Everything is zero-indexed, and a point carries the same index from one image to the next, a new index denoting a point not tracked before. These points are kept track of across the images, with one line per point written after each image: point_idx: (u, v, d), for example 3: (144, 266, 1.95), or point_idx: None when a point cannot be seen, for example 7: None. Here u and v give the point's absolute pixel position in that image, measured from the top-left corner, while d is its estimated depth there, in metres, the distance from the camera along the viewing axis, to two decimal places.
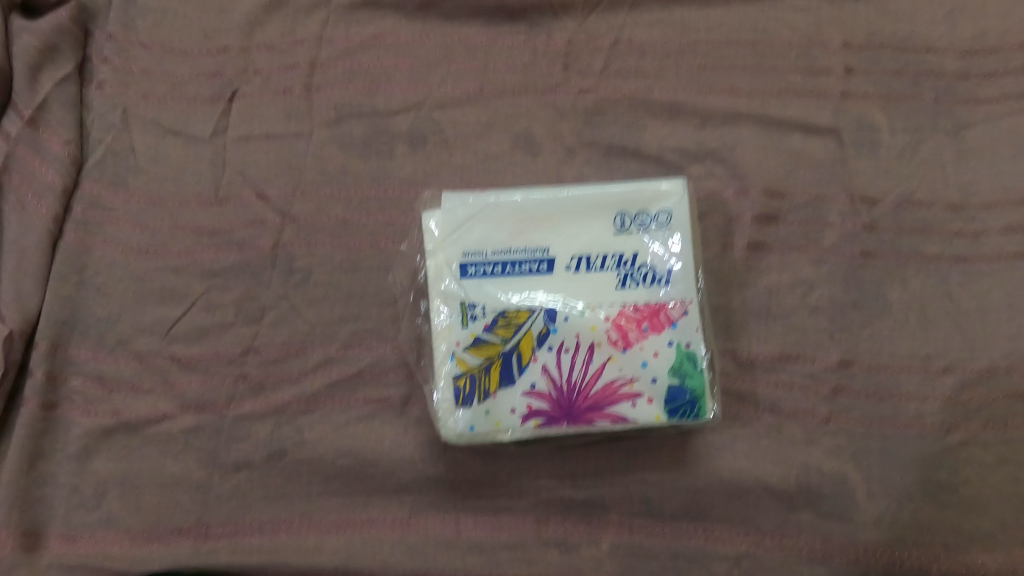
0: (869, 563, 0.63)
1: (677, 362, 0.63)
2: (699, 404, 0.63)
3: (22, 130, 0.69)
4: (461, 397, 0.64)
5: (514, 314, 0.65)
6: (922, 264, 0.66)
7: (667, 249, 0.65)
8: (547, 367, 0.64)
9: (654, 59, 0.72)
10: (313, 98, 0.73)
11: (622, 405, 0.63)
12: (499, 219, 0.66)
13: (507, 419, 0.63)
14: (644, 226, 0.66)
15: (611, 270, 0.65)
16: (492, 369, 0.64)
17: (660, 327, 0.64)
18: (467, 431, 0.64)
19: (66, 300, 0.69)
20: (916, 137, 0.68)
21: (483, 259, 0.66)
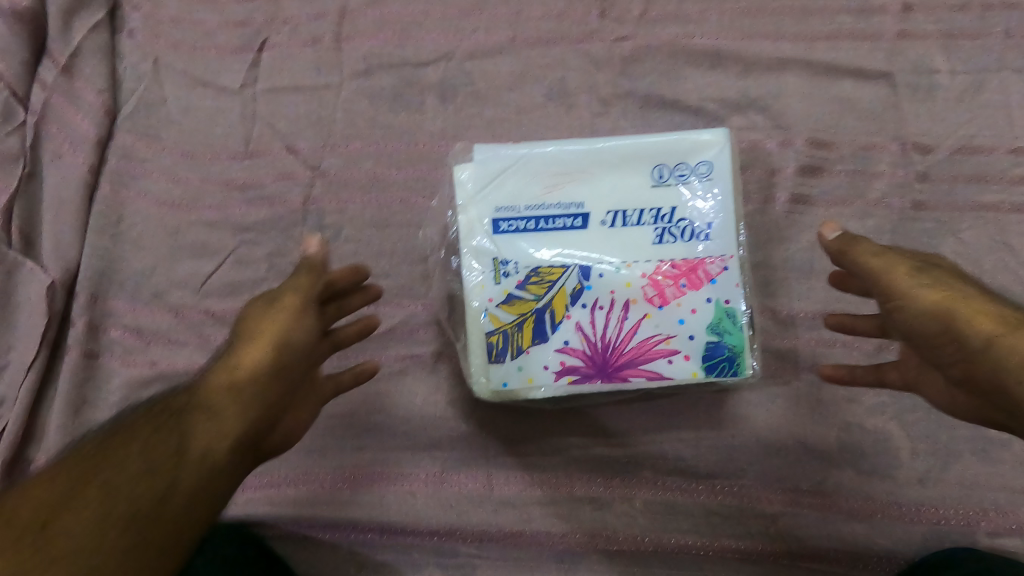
0: (913, 522, 0.62)
1: (716, 319, 0.60)
2: (739, 361, 0.60)
3: (58, 80, 0.69)
4: (493, 353, 0.61)
5: (548, 271, 0.61)
6: (979, 214, 0.63)
7: (706, 203, 0.62)
8: (581, 325, 0.61)
9: (695, 3, 0.69)
10: (343, 49, 0.72)
11: (659, 362, 0.60)
12: (532, 173, 0.63)
13: (540, 376, 0.61)
14: (683, 178, 0.62)
15: (649, 225, 0.62)
16: (524, 326, 0.61)
17: (699, 284, 0.61)
18: (500, 388, 0.61)
19: (104, 252, 0.69)
20: (976, 80, 0.65)
21: (515, 214, 0.62)
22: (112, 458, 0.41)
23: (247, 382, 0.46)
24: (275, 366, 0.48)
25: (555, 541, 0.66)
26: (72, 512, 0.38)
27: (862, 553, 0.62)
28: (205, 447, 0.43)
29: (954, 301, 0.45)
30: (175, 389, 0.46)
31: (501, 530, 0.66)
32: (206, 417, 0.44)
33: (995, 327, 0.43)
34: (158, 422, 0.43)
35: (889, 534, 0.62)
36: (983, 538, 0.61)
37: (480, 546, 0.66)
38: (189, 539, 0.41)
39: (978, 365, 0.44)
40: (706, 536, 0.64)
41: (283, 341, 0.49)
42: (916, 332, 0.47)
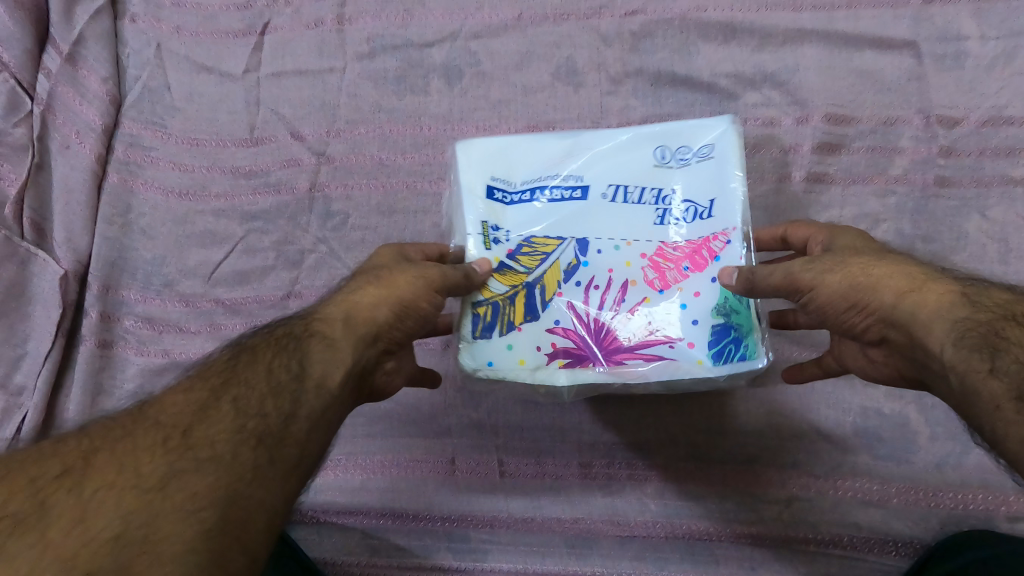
0: (932, 507, 0.60)
1: (723, 301, 0.51)
2: (749, 346, 0.50)
3: (63, 68, 0.68)
4: (478, 327, 0.51)
5: (542, 241, 0.53)
6: (1007, 190, 0.60)
7: (715, 188, 0.53)
8: (574, 304, 0.52)
9: None
10: (346, 30, 0.71)
11: (661, 346, 0.51)
12: (528, 142, 0.55)
13: (530, 358, 0.51)
14: (688, 161, 0.54)
15: (650, 206, 0.53)
16: (515, 302, 0.52)
17: (703, 264, 0.52)
18: (484, 367, 0.51)
19: (113, 242, 0.70)
20: (1009, 46, 0.61)
21: (510, 186, 0.54)
22: (239, 379, 0.43)
23: (367, 324, 0.47)
24: (394, 319, 0.49)
25: (566, 527, 0.65)
26: (208, 425, 0.40)
27: (879, 540, 0.60)
28: (321, 374, 0.44)
29: (853, 279, 0.46)
30: (299, 316, 0.48)
31: (511, 516, 0.66)
32: (324, 346, 0.45)
33: (897, 286, 0.45)
34: (282, 348, 0.45)
35: (907, 520, 0.60)
36: (1004, 524, 0.59)
37: (490, 533, 0.65)
38: (312, 464, 0.43)
39: (891, 323, 0.45)
40: (718, 522, 0.63)
41: (413, 301, 0.49)
42: (827, 311, 0.48)
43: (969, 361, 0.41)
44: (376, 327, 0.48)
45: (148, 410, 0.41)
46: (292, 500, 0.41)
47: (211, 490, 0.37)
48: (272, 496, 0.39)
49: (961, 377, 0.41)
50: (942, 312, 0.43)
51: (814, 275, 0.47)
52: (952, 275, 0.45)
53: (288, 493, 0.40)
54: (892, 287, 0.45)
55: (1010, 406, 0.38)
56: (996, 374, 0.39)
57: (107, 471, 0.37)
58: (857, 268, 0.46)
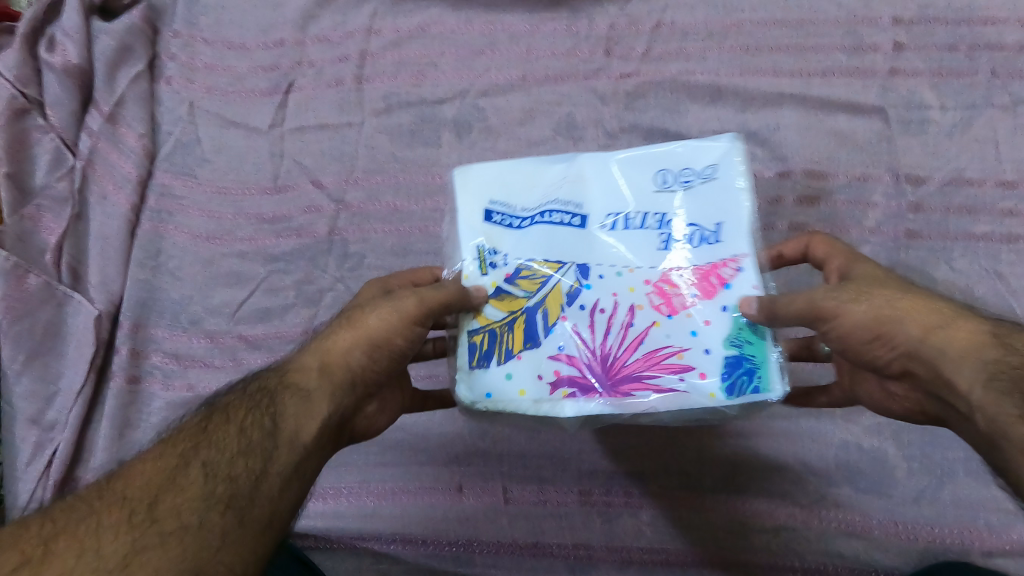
0: (911, 538, 0.64)
1: (735, 328, 0.48)
2: (764, 378, 0.46)
3: (103, 127, 0.75)
4: (474, 356, 0.49)
5: (541, 264, 0.51)
6: (970, 244, 0.65)
7: (721, 212, 0.51)
8: (578, 329, 0.48)
9: (696, 41, 0.73)
10: (364, 89, 0.77)
11: (671, 375, 0.47)
12: (526, 168, 0.54)
13: (529, 387, 0.47)
14: (692, 184, 0.52)
15: (652, 231, 0.51)
16: (513, 329, 0.49)
17: (713, 291, 0.49)
18: (481, 398, 0.48)
19: (144, 283, 0.74)
20: (967, 113, 0.67)
21: (509, 212, 0.53)
22: (209, 440, 0.44)
23: (342, 369, 0.49)
24: (369, 362, 0.50)
25: (567, 553, 0.69)
26: (176, 494, 0.41)
27: (862, 568, 0.64)
28: (295, 428, 0.46)
29: (881, 311, 0.47)
30: (272, 367, 0.49)
31: (516, 542, 0.70)
32: (298, 399, 0.47)
33: (925, 322, 0.46)
34: (255, 402, 0.46)
35: (887, 549, 0.64)
36: (977, 555, 0.63)
37: (495, 558, 0.69)
38: (285, 519, 0.44)
39: (916, 358, 0.47)
40: (711, 549, 0.67)
41: (387, 342, 0.50)
42: (849, 341, 0.49)
43: (998, 403, 0.43)
44: (350, 372, 0.49)
45: (115, 482, 0.42)
46: (261, 562, 0.42)
47: (177, 563, 0.39)
48: (241, 560, 0.41)
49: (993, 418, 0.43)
50: (972, 353, 0.44)
51: (841, 305, 0.48)
52: (978, 313, 0.47)
53: (257, 555, 0.42)
54: (921, 322, 0.46)
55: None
56: None
57: (68, 555, 0.38)
58: (884, 300, 0.47)
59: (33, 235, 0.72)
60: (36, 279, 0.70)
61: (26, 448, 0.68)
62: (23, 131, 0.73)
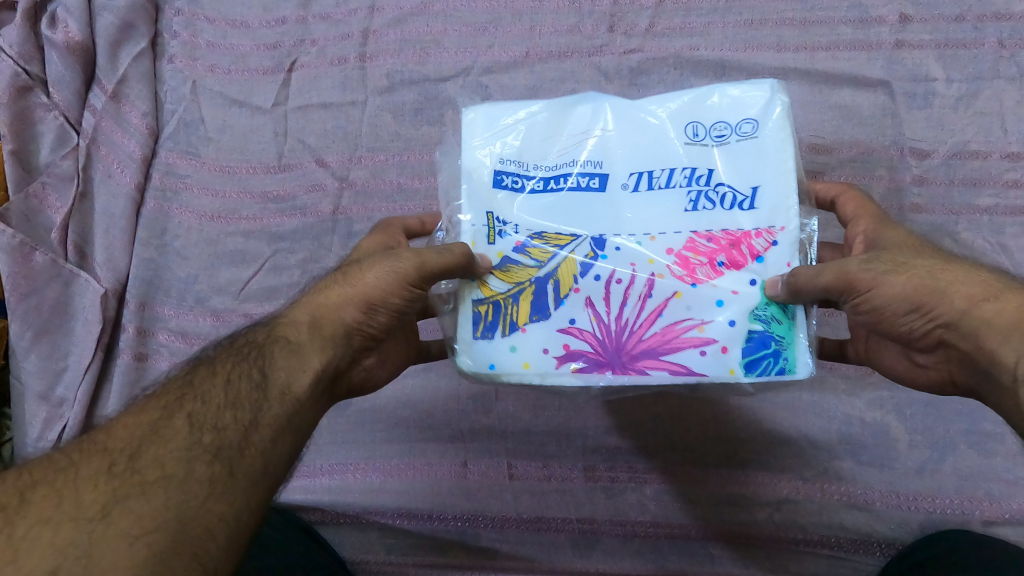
0: (912, 510, 0.65)
1: (762, 303, 0.46)
2: (789, 358, 0.46)
3: (107, 105, 0.75)
4: (478, 328, 0.48)
5: (554, 236, 0.49)
6: (974, 217, 0.65)
7: (761, 168, 0.48)
8: (592, 301, 0.48)
9: (700, 16, 0.72)
10: (367, 67, 0.77)
11: (688, 350, 0.46)
12: (541, 122, 0.51)
13: (535, 360, 0.47)
14: (726, 137, 0.49)
15: (681, 189, 0.49)
16: (523, 302, 0.48)
17: (741, 262, 0.47)
18: (485, 370, 0.48)
19: (149, 262, 0.75)
20: (972, 87, 0.67)
21: (524, 172, 0.50)
22: (196, 392, 0.43)
23: (335, 323, 0.47)
24: (363, 317, 0.48)
25: (571, 527, 0.69)
26: (159, 445, 0.40)
27: (864, 541, 0.65)
28: (286, 381, 0.44)
29: (920, 282, 0.43)
30: (262, 322, 0.48)
31: (521, 516, 0.70)
32: (290, 352, 0.45)
33: (968, 293, 0.42)
34: (244, 355, 0.45)
35: (889, 521, 0.65)
36: (978, 526, 0.64)
37: (500, 532, 0.70)
38: (280, 470, 0.42)
39: (957, 329, 0.43)
40: (714, 522, 0.68)
41: (381, 296, 0.48)
42: (884, 313, 0.45)
43: None
44: (343, 325, 0.48)
45: (97, 435, 0.41)
46: (253, 516, 0.40)
47: (161, 512, 0.37)
48: (229, 511, 0.39)
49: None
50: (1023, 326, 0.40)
51: (877, 277, 0.44)
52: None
53: (247, 506, 0.40)
54: (964, 293, 0.42)
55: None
56: None
57: (46, 506, 0.37)
58: (923, 269, 0.44)
59: (38, 213, 0.72)
60: (43, 257, 0.70)
61: (35, 424, 0.69)
62: (26, 108, 0.73)
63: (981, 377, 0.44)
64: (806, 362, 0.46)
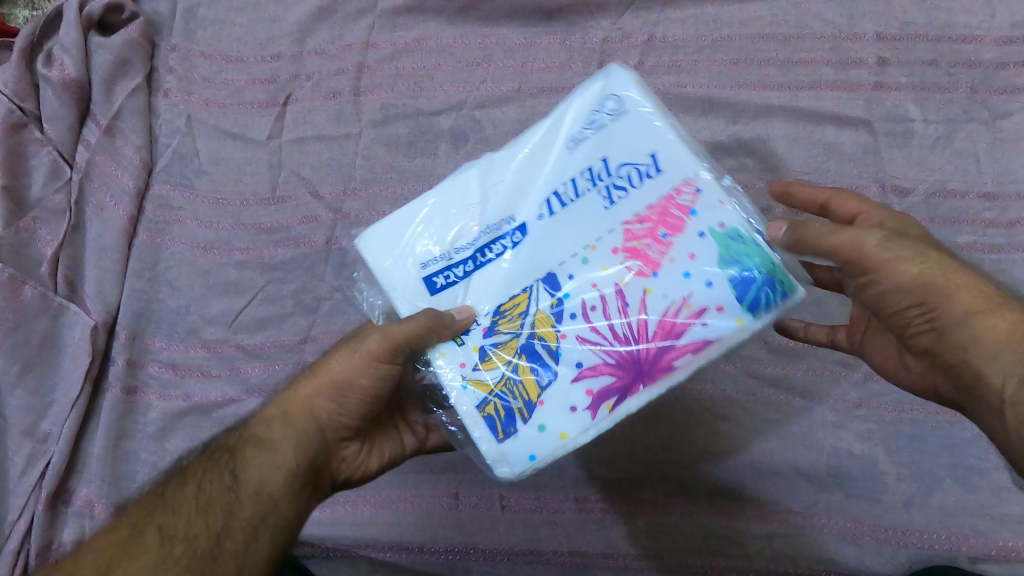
0: (900, 545, 0.65)
1: (722, 249, 0.47)
2: (778, 280, 0.46)
3: (101, 139, 0.75)
4: (497, 431, 0.46)
5: (512, 304, 0.49)
6: (955, 254, 0.67)
7: (641, 136, 0.49)
8: (583, 337, 0.47)
9: (688, 55, 0.74)
10: (360, 101, 0.78)
11: (694, 332, 0.46)
12: (435, 211, 0.52)
13: (570, 423, 0.46)
14: (595, 127, 0.50)
15: (593, 192, 0.49)
16: (520, 375, 0.47)
17: (681, 223, 0.47)
18: (527, 464, 0.46)
19: (141, 293, 0.74)
20: (949, 127, 0.69)
21: (450, 262, 0.50)
22: (166, 505, 0.45)
23: (304, 415, 0.50)
24: (332, 405, 0.51)
25: (564, 560, 0.69)
26: (130, 565, 0.43)
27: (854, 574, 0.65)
28: (258, 482, 0.47)
29: (931, 277, 0.45)
30: (234, 425, 0.51)
31: (513, 548, 0.70)
32: (260, 449, 0.48)
33: (971, 300, 0.45)
34: (215, 462, 0.47)
35: (877, 554, 0.66)
36: (965, 560, 0.64)
37: (491, 565, 0.70)
38: (258, 567, 0.45)
39: (949, 335, 0.46)
40: (706, 555, 0.68)
41: (350, 383, 0.51)
42: (885, 300, 0.48)
43: None
44: (312, 415, 0.51)
45: (66, 564, 0.43)
46: None
47: None
48: None
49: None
50: (1012, 344, 0.43)
51: (890, 264, 0.46)
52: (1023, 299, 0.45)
53: None
54: (967, 301, 0.45)
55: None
56: None
57: None
58: (937, 270, 0.46)
59: (28, 247, 0.72)
60: (33, 290, 0.70)
61: (19, 460, 0.69)
62: (19, 144, 0.73)
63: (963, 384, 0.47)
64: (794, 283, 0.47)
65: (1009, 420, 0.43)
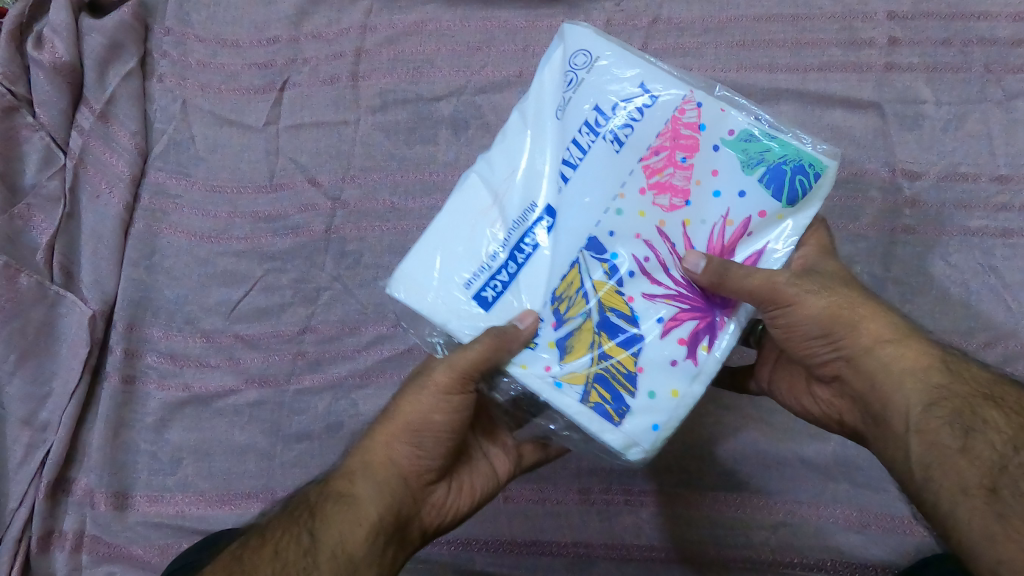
0: (908, 534, 0.65)
1: (741, 153, 0.46)
2: (808, 160, 0.46)
3: (95, 125, 0.74)
4: (612, 416, 0.44)
5: (566, 286, 0.46)
6: (965, 238, 0.65)
7: (625, 78, 0.48)
8: (650, 293, 0.46)
9: (693, 37, 0.73)
10: (359, 87, 0.77)
11: (746, 243, 0.46)
12: (455, 226, 0.48)
13: (676, 379, 0.44)
14: (578, 80, 0.48)
15: (598, 143, 0.47)
16: (609, 351, 0.45)
17: (695, 144, 0.47)
18: (656, 434, 0.44)
19: (138, 282, 0.73)
20: (961, 109, 0.68)
21: (489, 269, 0.47)
22: (243, 568, 0.44)
23: (383, 463, 0.48)
24: (410, 449, 0.48)
25: (566, 551, 0.69)
26: None
27: (860, 564, 0.64)
28: (340, 540, 0.44)
29: (837, 309, 0.46)
30: (314, 482, 0.49)
31: (515, 540, 0.69)
32: (339, 505, 0.46)
33: (877, 332, 0.46)
34: (294, 521, 0.46)
35: (885, 544, 0.65)
36: None
37: (493, 556, 0.69)
38: None
39: (859, 363, 0.47)
40: (711, 545, 0.67)
41: (426, 423, 0.48)
42: (796, 331, 0.48)
43: (939, 432, 0.42)
44: (390, 461, 0.48)
45: None
46: None
47: None
48: None
49: (930, 447, 0.42)
50: (915, 375, 0.44)
51: (802, 296, 0.46)
52: (929, 337, 0.47)
53: None
54: (872, 332, 0.46)
55: (978, 494, 0.40)
56: (964, 453, 0.41)
57: None
58: (843, 300, 0.47)
59: (23, 235, 0.71)
60: (28, 278, 0.69)
61: (19, 448, 0.68)
62: (11, 129, 0.72)
63: (870, 415, 0.47)
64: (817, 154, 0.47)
65: (913, 445, 0.43)
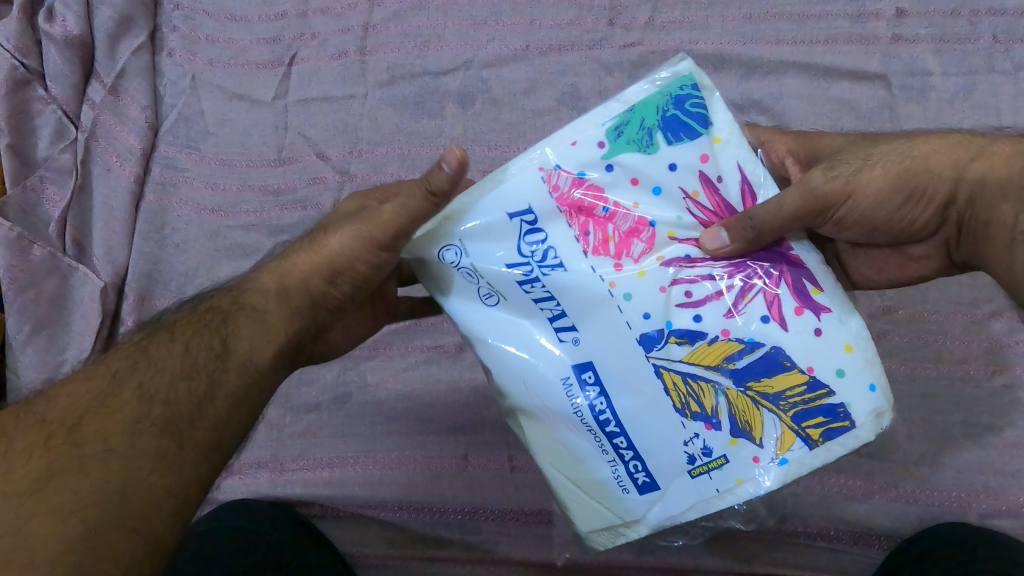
0: (911, 503, 0.65)
1: (631, 146, 0.42)
2: (679, 89, 0.43)
3: (106, 99, 0.75)
4: (843, 426, 0.39)
5: (679, 392, 0.40)
6: None
7: (491, 223, 0.42)
8: (735, 309, 0.41)
9: (699, 10, 0.73)
10: (366, 61, 0.77)
11: (728, 188, 0.43)
12: (573, 460, 0.42)
13: (836, 337, 0.40)
14: (473, 268, 0.42)
15: (548, 279, 0.41)
16: (773, 390, 0.40)
17: (599, 189, 0.42)
18: (883, 385, 0.39)
19: (148, 255, 0.74)
20: (968, 80, 0.68)
21: (614, 459, 0.41)
22: (149, 360, 0.41)
23: (298, 290, 0.45)
24: (325, 286, 0.45)
25: None
26: (102, 417, 0.38)
27: (863, 533, 0.65)
28: (248, 352, 0.43)
29: (898, 168, 0.45)
30: (228, 287, 0.46)
31: (522, 510, 0.68)
32: (253, 321, 0.43)
33: (951, 161, 0.45)
34: (204, 324, 0.43)
35: (888, 514, 0.65)
36: (976, 518, 0.64)
37: (501, 525, 0.68)
38: (228, 447, 0.41)
39: (954, 200, 0.45)
40: None
41: (349, 267, 0.45)
42: (874, 212, 0.46)
43: None
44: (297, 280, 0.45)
45: (35, 404, 0.39)
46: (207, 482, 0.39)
47: (99, 487, 0.36)
48: (178, 483, 0.38)
49: None
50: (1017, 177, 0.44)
51: (857, 178, 0.45)
52: (991, 136, 0.46)
53: (198, 475, 0.39)
54: (945, 164, 0.45)
55: None
56: None
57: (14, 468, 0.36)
58: (893, 159, 0.46)
59: (36, 207, 0.72)
60: (41, 250, 0.70)
61: None
62: (23, 103, 0.73)
63: (971, 248, 0.47)
64: (671, 74, 0.43)
65: None
